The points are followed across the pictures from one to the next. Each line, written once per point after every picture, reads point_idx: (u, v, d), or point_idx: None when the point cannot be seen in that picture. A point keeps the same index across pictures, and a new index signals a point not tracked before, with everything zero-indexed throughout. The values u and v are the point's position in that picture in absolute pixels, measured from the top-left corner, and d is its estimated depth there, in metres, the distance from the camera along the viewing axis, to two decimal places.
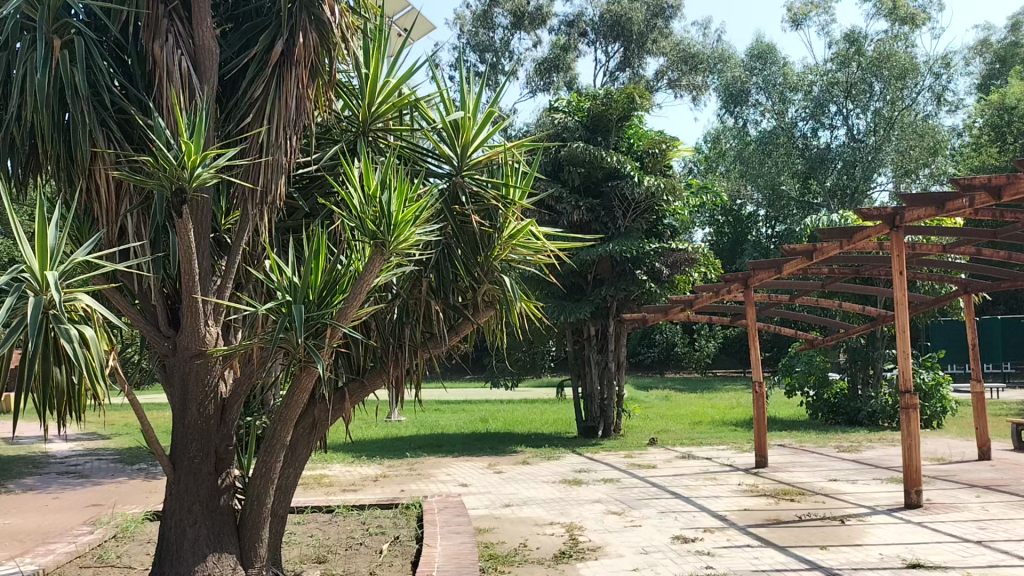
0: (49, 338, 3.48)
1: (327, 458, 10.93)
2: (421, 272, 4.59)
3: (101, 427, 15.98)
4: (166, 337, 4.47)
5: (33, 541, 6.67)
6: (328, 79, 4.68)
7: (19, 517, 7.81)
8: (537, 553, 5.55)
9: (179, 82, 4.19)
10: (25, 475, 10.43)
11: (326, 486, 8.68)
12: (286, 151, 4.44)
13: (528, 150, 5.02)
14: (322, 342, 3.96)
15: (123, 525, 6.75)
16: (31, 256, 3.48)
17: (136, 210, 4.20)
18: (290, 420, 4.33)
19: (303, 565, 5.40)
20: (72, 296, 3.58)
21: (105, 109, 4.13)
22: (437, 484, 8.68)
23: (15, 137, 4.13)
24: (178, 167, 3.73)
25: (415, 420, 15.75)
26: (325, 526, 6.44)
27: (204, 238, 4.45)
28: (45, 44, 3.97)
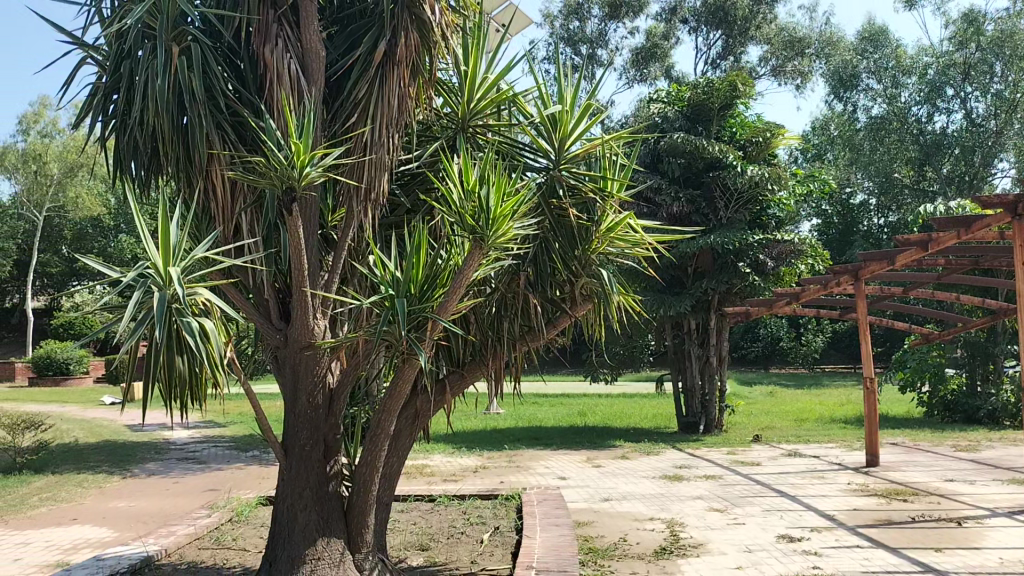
0: (173, 331, 3.69)
1: (428, 448, 11.18)
2: (519, 265, 4.62)
3: (216, 415, 16.81)
4: (277, 329, 4.68)
5: (155, 523, 7.09)
6: (430, 77, 4.77)
7: (143, 500, 8.31)
8: (637, 548, 5.52)
9: (288, 84, 4.35)
10: (148, 460, 11.08)
11: (428, 476, 8.87)
12: (388, 149, 4.56)
13: (627, 142, 4.99)
14: (424, 335, 4.06)
15: (237, 509, 7.09)
16: (155, 253, 3.69)
17: (249, 208, 4.42)
18: (394, 410, 4.45)
19: (406, 551, 5.55)
20: (194, 290, 3.79)
21: (221, 113, 4.34)
22: (536, 477, 8.74)
23: (139, 142, 4.41)
24: (288, 166, 3.89)
25: (514, 413, 15.91)
26: (427, 515, 6.60)
27: (312, 235, 4.63)
28: (165, 52, 4.19)
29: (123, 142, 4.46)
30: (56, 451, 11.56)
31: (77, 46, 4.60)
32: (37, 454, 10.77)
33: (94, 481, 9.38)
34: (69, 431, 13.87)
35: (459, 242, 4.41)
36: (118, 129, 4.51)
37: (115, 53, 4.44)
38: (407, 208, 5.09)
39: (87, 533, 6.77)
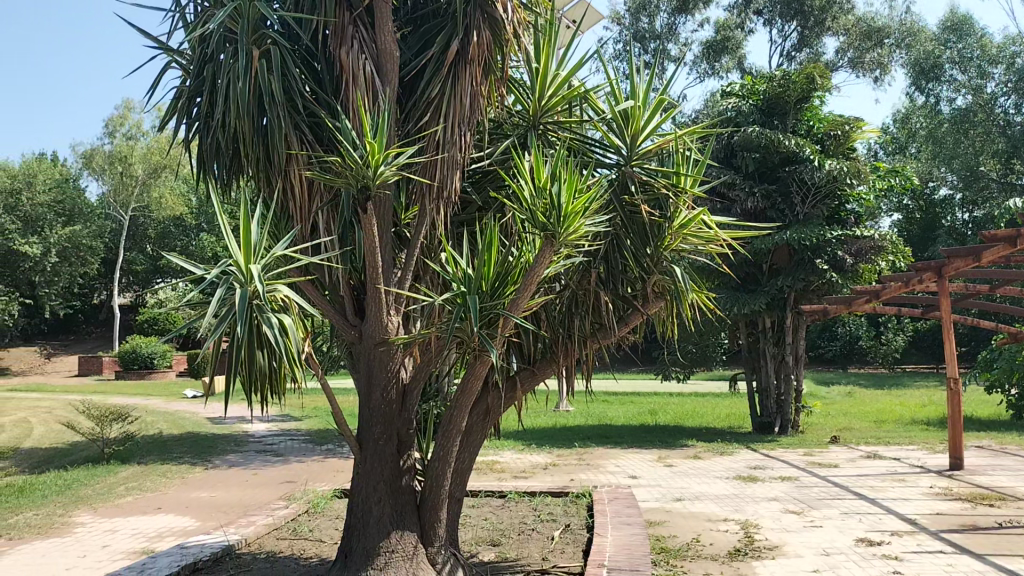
0: (253, 327, 3.81)
1: (499, 445, 11.25)
2: (590, 263, 4.60)
3: (293, 410, 17.27)
4: (353, 325, 4.79)
5: (236, 513, 7.33)
6: (501, 75, 4.79)
7: (224, 490, 8.60)
8: (711, 549, 5.44)
9: (363, 84, 4.43)
10: (228, 452, 11.45)
11: (499, 473, 8.93)
12: (460, 147, 4.60)
13: (700, 137, 4.93)
14: (495, 331, 4.08)
15: (314, 501, 7.26)
16: (237, 251, 3.81)
17: (326, 208, 4.54)
18: (466, 406, 4.49)
19: (478, 547, 5.60)
20: (273, 287, 3.90)
21: (299, 113, 4.44)
22: (606, 475, 8.70)
23: (221, 143, 4.55)
24: (363, 166, 3.97)
25: (584, 411, 15.88)
26: (499, 510, 6.64)
27: (387, 233, 4.71)
28: (246, 55, 4.31)
29: (206, 144, 4.61)
30: (142, 443, 12.05)
31: (163, 51, 4.76)
32: (125, 445, 11.24)
33: (178, 472, 9.75)
34: (155, 423, 14.44)
35: (530, 239, 4.43)
36: (201, 131, 4.66)
37: (199, 56, 4.60)
38: (478, 206, 5.13)
39: (172, 522, 7.04)
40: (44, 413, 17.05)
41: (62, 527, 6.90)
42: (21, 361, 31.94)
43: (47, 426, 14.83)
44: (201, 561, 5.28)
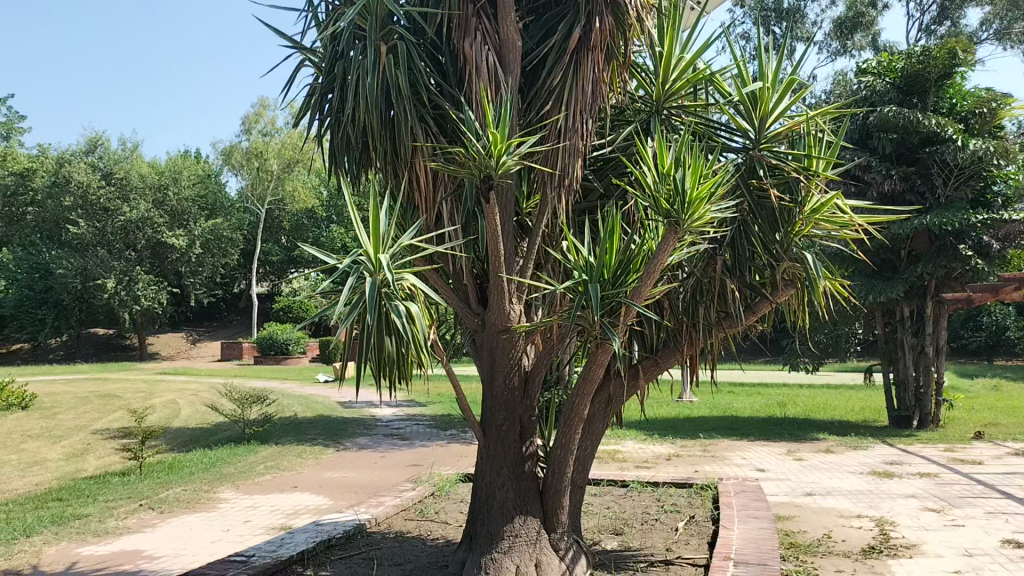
0: (382, 314, 3.94)
1: (621, 434, 11.19)
2: (715, 251, 4.48)
3: (420, 395, 17.78)
4: (475, 313, 4.88)
5: (366, 494, 7.61)
6: (624, 61, 4.74)
7: (354, 471, 8.95)
8: (843, 546, 5.24)
9: (486, 75, 4.47)
10: (358, 435, 11.91)
11: (621, 462, 8.89)
12: (582, 135, 4.58)
13: (833, 118, 4.72)
14: (617, 320, 4.04)
15: (439, 484, 7.45)
16: (367, 241, 3.94)
17: (450, 197, 4.64)
18: (587, 394, 4.47)
19: (601, 535, 5.60)
20: (400, 276, 4.01)
21: (424, 107, 4.54)
22: (732, 468, 8.49)
23: (351, 138, 4.71)
24: (486, 156, 4.01)
25: (709, 401, 15.56)
26: (621, 500, 6.61)
27: (508, 221, 4.75)
28: (374, 51, 4.43)
29: (337, 139, 4.80)
30: (278, 425, 12.70)
31: (297, 50, 4.97)
32: (264, 426, 11.89)
33: (312, 452, 10.22)
34: (290, 407, 15.17)
35: (652, 226, 4.37)
36: (332, 126, 4.86)
37: (329, 54, 4.76)
38: (600, 193, 5.11)
39: (307, 500, 7.39)
40: (192, 394, 18.26)
41: (207, 502, 7.37)
42: (171, 347, 34.35)
43: (195, 406, 15.90)
44: (334, 538, 5.50)
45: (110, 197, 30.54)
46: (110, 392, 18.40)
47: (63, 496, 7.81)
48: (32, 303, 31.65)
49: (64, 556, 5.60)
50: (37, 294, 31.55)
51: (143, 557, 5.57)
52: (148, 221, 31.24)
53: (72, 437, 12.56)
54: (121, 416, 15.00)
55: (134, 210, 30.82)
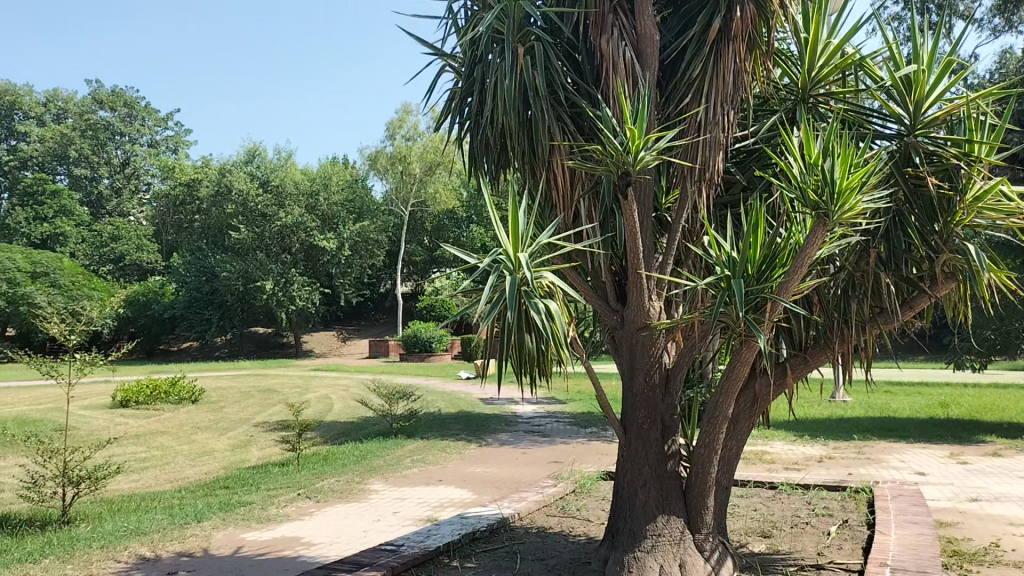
0: (522, 311, 3.99)
1: (768, 434, 10.86)
2: (867, 243, 4.27)
3: (560, 393, 17.92)
4: (615, 311, 4.86)
5: (508, 489, 7.75)
6: (767, 49, 4.59)
7: (497, 467, 9.13)
8: (1013, 556, 4.87)
9: (623, 72, 4.45)
10: (500, 431, 12.14)
11: (767, 463, 8.62)
12: (724, 127, 4.48)
13: (997, 99, 4.38)
14: (763, 316, 3.91)
15: (580, 481, 7.47)
16: (506, 240, 4.00)
17: (588, 195, 4.65)
18: (732, 393, 4.34)
19: (748, 537, 5.46)
20: (539, 274, 4.05)
21: (561, 106, 4.58)
22: (889, 471, 8.05)
23: (490, 140, 4.81)
24: (624, 152, 4.00)
25: (863, 401, 14.81)
26: (769, 502, 6.41)
27: (647, 218, 4.71)
28: (512, 53, 4.51)
29: (477, 141, 4.91)
30: (424, 420, 13.14)
31: (437, 56, 5.12)
32: (410, 421, 12.32)
33: (456, 447, 10.51)
34: (435, 402, 15.66)
35: (799, 219, 4.22)
36: (472, 129, 4.97)
37: (468, 59, 4.87)
38: (742, 186, 4.98)
39: (452, 494, 7.60)
40: (344, 390, 19.17)
41: (359, 493, 7.72)
42: (323, 345, 36.21)
43: (346, 401, 16.69)
44: (478, 531, 5.63)
45: (267, 204, 32.57)
46: (271, 388, 19.60)
47: (230, 485, 8.41)
48: (200, 304, 34.15)
49: (231, 541, 6.02)
50: (205, 295, 34.03)
51: (301, 543, 5.90)
52: (302, 226, 33.02)
53: (236, 429, 13.49)
54: (280, 409, 15.97)
55: (289, 215, 32.67)
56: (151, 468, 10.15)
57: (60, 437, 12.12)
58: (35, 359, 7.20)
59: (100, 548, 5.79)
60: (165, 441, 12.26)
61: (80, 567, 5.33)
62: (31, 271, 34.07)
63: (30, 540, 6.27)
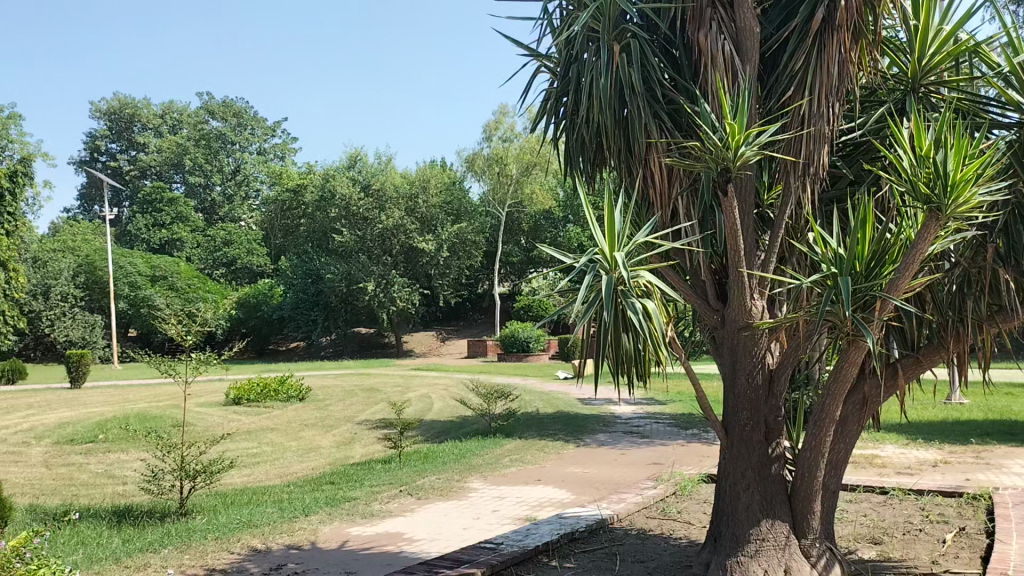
0: (619, 311, 3.97)
1: (878, 437, 10.43)
2: (985, 237, 4.05)
3: (658, 393, 17.73)
4: (716, 310, 4.77)
5: (607, 490, 7.71)
6: (874, 38, 4.41)
7: (596, 467, 9.10)
8: None
9: (722, 66, 4.37)
10: (598, 431, 12.09)
11: (878, 468, 8.28)
12: (829, 119, 4.34)
13: None
14: (872, 315, 3.77)
15: (681, 484, 7.37)
16: (602, 239, 3.99)
17: (686, 192, 4.58)
18: (840, 395, 4.19)
19: (857, 543, 5.27)
20: (636, 273, 4.02)
21: (658, 102, 4.54)
22: (1011, 477, 7.61)
23: (585, 139, 4.82)
24: (723, 148, 3.94)
25: (983, 403, 14.04)
26: (880, 508, 6.16)
27: (749, 215, 4.61)
28: (608, 51, 4.49)
29: (572, 141, 4.92)
30: (522, 419, 13.23)
31: (533, 58, 5.15)
32: (508, 420, 12.42)
33: (554, 447, 10.53)
34: (533, 402, 15.76)
35: (910, 214, 4.04)
36: (567, 129, 4.99)
37: (564, 59, 4.87)
38: (849, 180, 4.81)
39: (550, 493, 7.63)
40: (444, 389, 19.52)
41: (458, 491, 7.84)
42: (423, 345, 36.95)
43: (445, 400, 16.96)
44: (577, 531, 5.63)
45: (369, 207, 33.55)
46: (373, 386, 20.15)
47: (335, 480, 8.69)
48: (306, 305, 35.40)
49: (337, 535, 6.23)
50: (310, 297, 35.28)
51: (404, 539, 6.04)
52: (402, 228, 33.77)
53: (341, 426, 13.92)
54: (382, 408, 16.37)
55: (390, 218, 33.51)
56: (262, 464, 10.58)
57: (178, 433, 12.80)
58: (155, 358, 7.61)
59: (214, 539, 6.08)
60: (274, 437, 12.77)
61: (197, 557, 5.62)
62: (152, 275, 36.16)
63: (150, 531, 6.64)
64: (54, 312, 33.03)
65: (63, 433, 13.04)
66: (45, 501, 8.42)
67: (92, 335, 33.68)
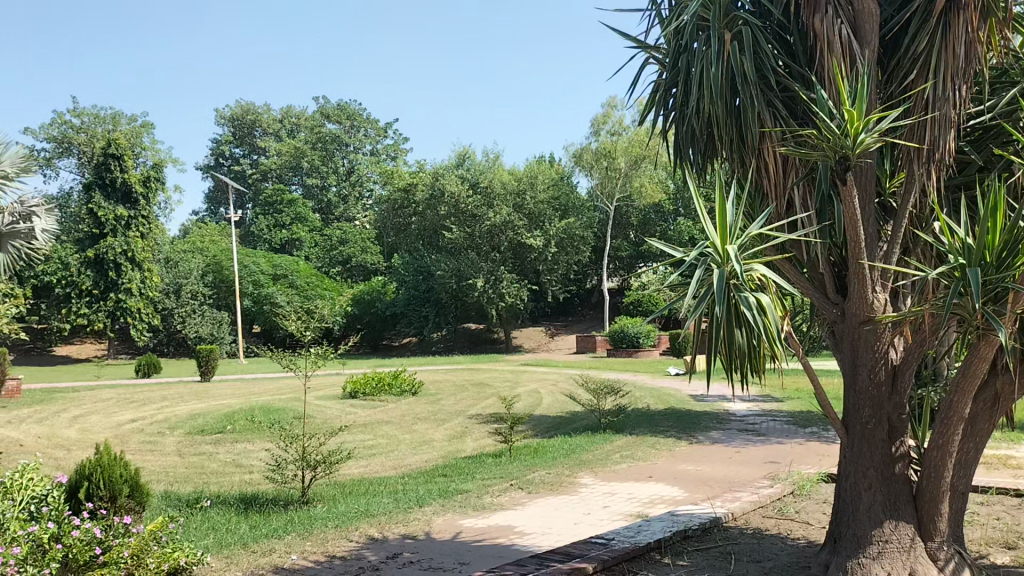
0: (732, 306, 3.92)
1: (1016, 437, 9.80)
2: None
3: (775, 390, 17.23)
4: (834, 304, 4.62)
5: (722, 488, 7.59)
6: (1005, 15, 4.16)
7: (710, 465, 8.96)
8: None
9: (840, 51, 4.23)
10: (712, 429, 11.88)
11: (1015, 469, 7.79)
12: (955, 103, 4.14)
13: None
14: (1004, 309, 3.57)
15: (799, 483, 7.17)
16: (714, 233, 3.94)
17: (802, 182, 4.47)
18: (969, 392, 3.98)
19: (990, 548, 5.00)
20: (749, 267, 3.96)
21: (772, 90, 4.45)
22: None
23: (696, 129, 4.77)
24: (841, 136, 3.85)
25: None
26: (1016, 511, 5.82)
27: (869, 204, 4.44)
28: (719, 40, 4.42)
29: (682, 132, 4.88)
30: (632, 416, 13.14)
31: (641, 49, 5.13)
32: (619, 416, 12.38)
33: (667, 444, 10.43)
34: (643, 398, 15.63)
35: None
36: (677, 120, 4.95)
37: (673, 49, 4.83)
38: (979, 166, 4.57)
39: (663, 491, 7.58)
40: (553, 384, 19.61)
41: (569, 486, 7.88)
42: (532, 340, 37.19)
43: (555, 395, 17.06)
44: (690, 529, 5.58)
45: (477, 204, 34.38)
46: (484, 381, 20.44)
47: (448, 473, 8.90)
48: (418, 302, 36.25)
49: (451, 526, 6.39)
50: (422, 293, 36.15)
51: (515, 532, 6.13)
52: (510, 225, 34.08)
53: (453, 420, 14.21)
54: (493, 403, 16.61)
55: (498, 215, 33.89)
56: (379, 455, 10.95)
57: (299, 425, 13.40)
58: (277, 353, 8.00)
59: (335, 528, 6.34)
60: (389, 430, 13.17)
61: (320, 544, 5.88)
62: (273, 274, 37.82)
63: (275, 518, 6.99)
64: (185, 309, 34.90)
65: (195, 424, 13.86)
66: (179, 487, 8.99)
67: (220, 331, 35.21)
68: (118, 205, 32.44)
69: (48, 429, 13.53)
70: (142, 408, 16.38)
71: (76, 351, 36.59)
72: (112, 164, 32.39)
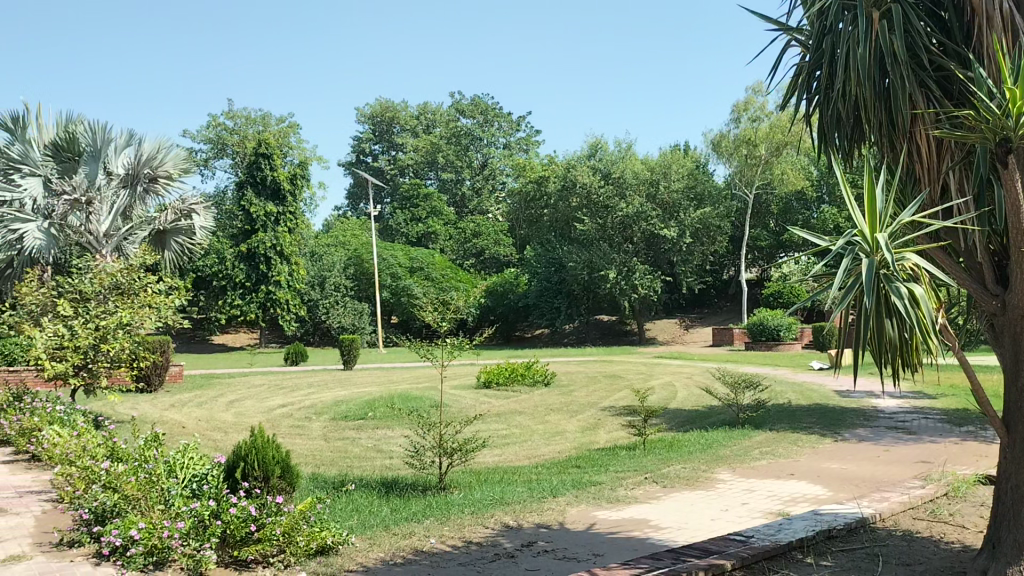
0: (881, 297, 3.78)
1: None
2: None
3: (928, 386, 16.30)
4: (994, 295, 4.34)
5: (869, 487, 7.31)
6: None
7: (856, 463, 8.64)
8: None
9: (1000, 26, 4.02)
10: (858, 426, 11.41)
11: None
12: None
13: None
14: None
15: (954, 484, 6.83)
16: (862, 220, 3.83)
17: (958, 166, 4.26)
18: None
19: None
20: (901, 256, 3.81)
21: (924, 70, 4.27)
22: None
23: (841, 112, 4.63)
24: (1002, 116, 3.66)
25: None
26: None
27: None
28: (866, 19, 4.27)
29: (826, 117, 4.74)
30: (772, 411, 12.80)
31: (782, 32, 5.01)
32: (757, 412, 12.11)
33: (809, 441, 10.12)
34: (784, 394, 15.16)
35: None
36: (821, 104, 4.82)
37: (817, 30, 4.69)
38: None
39: (805, 488, 7.39)
40: (687, 377, 19.34)
41: (705, 481, 7.81)
42: (665, 333, 36.73)
43: (690, 389, 16.81)
44: (834, 529, 5.43)
45: (609, 195, 34.20)
46: (616, 373, 20.40)
47: (581, 464, 9.00)
48: (550, 293, 36.50)
49: (585, 517, 6.48)
50: (554, 285, 36.41)
51: (650, 526, 6.16)
52: (643, 216, 33.73)
53: (585, 412, 14.30)
54: (626, 395, 16.58)
55: (630, 205, 33.67)
56: (513, 445, 11.19)
57: (436, 413, 13.87)
58: (416, 343, 8.34)
59: (471, 514, 6.56)
60: (522, 420, 13.41)
61: (458, 529, 6.12)
62: (410, 267, 39.10)
63: (415, 502, 7.30)
64: (329, 301, 36.92)
65: (339, 409, 14.60)
66: (325, 470, 9.54)
67: (361, 321, 36.82)
68: (268, 202, 34.53)
69: (208, 412, 14.63)
70: (291, 394, 17.39)
71: (230, 340, 39.13)
72: (263, 163, 34.42)
